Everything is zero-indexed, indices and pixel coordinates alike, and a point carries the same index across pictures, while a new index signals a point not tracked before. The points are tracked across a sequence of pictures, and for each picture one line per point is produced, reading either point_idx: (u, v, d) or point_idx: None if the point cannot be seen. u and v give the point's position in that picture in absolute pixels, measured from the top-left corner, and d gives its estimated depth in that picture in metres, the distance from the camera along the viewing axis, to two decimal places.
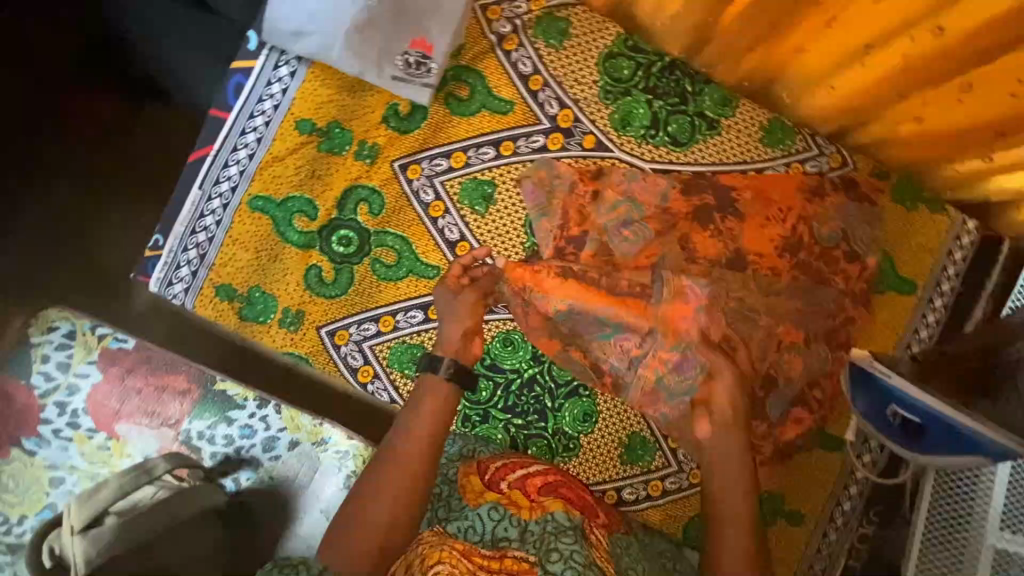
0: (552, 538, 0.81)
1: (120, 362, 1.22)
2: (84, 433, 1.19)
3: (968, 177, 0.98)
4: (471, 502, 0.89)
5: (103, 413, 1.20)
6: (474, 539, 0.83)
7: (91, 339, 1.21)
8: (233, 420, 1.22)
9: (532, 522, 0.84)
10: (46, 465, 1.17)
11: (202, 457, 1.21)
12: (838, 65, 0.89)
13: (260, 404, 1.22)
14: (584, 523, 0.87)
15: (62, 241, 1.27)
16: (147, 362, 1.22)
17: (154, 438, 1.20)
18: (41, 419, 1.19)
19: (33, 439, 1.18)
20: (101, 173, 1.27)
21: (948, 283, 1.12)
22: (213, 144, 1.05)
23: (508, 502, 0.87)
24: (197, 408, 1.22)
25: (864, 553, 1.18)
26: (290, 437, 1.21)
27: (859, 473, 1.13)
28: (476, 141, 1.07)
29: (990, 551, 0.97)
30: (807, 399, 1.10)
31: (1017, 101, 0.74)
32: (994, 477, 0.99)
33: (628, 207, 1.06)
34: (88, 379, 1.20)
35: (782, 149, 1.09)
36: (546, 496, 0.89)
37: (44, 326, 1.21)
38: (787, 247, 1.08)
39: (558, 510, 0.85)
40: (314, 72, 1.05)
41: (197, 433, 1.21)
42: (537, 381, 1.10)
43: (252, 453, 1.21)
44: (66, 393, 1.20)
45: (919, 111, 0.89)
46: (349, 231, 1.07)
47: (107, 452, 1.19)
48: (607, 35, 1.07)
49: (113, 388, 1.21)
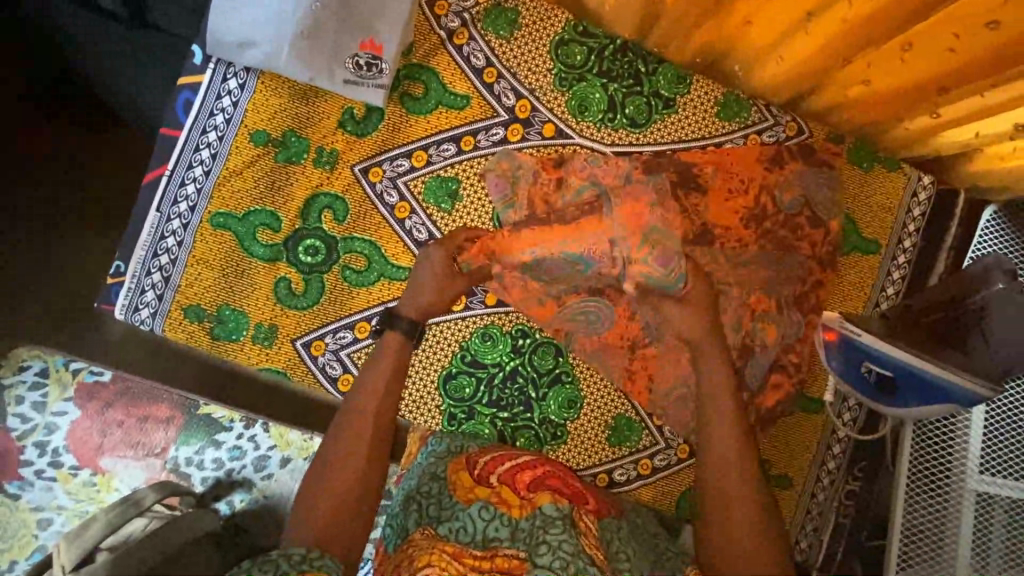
0: (540, 531, 0.81)
1: (98, 397, 1.19)
2: (67, 471, 1.17)
3: (919, 133, 1.02)
4: (462, 498, 0.89)
5: (85, 449, 1.18)
6: (465, 540, 0.83)
7: (65, 374, 1.18)
8: (220, 443, 1.20)
9: (522, 520, 0.84)
10: (32, 507, 1.15)
11: (192, 483, 1.20)
12: (783, 36, 0.92)
13: (246, 423, 1.21)
14: (573, 512, 0.87)
15: (61, 241, 1.23)
16: (126, 393, 1.19)
17: (140, 469, 1.19)
18: (21, 461, 1.16)
19: (15, 483, 1.16)
20: (99, 172, 1.25)
21: (909, 240, 1.15)
22: (168, 163, 1.03)
23: (498, 501, 0.87)
24: (181, 434, 1.20)
25: (851, 508, 1.17)
26: (280, 455, 1.21)
27: (841, 432, 1.16)
28: (436, 138, 1.07)
29: (973, 495, 1.02)
30: (785, 363, 1.12)
31: (953, 57, 0.78)
32: (970, 423, 1.04)
33: (593, 192, 1.06)
34: (65, 416, 1.17)
35: (739, 122, 1.11)
36: (535, 490, 0.89)
37: (15, 367, 1.17)
38: (752, 218, 1.09)
39: (546, 503, 0.85)
40: (263, 82, 1.03)
41: (185, 460, 1.20)
42: (519, 373, 1.10)
43: (243, 475, 1.20)
44: (45, 433, 1.17)
45: (865, 74, 0.92)
46: (315, 241, 1.05)
47: (94, 488, 1.18)
48: (557, 22, 1.07)
49: (93, 423, 1.18)
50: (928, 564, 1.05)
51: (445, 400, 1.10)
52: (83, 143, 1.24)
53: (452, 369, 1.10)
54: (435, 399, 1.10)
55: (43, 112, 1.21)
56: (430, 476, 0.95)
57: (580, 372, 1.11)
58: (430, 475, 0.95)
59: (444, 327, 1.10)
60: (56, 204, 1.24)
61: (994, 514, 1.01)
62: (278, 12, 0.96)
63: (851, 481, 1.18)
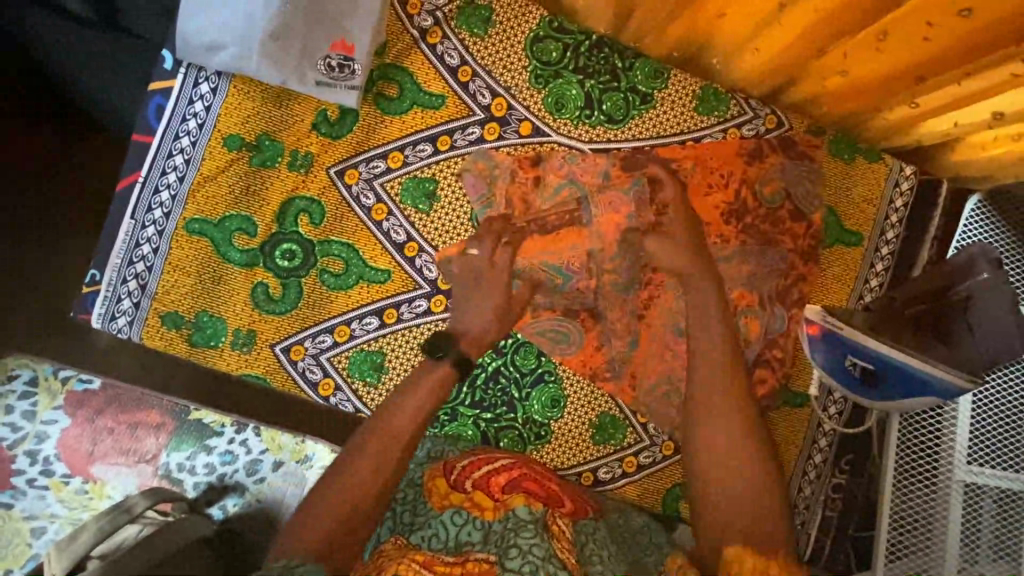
0: (511, 534, 0.80)
1: (88, 405, 1.18)
2: (60, 478, 1.17)
3: (899, 123, 1.01)
4: (436, 506, 0.89)
5: (77, 456, 1.18)
6: (437, 547, 0.83)
7: (54, 382, 1.17)
8: (212, 447, 1.20)
9: (495, 522, 0.84)
10: (25, 516, 1.15)
11: (185, 488, 1.20)
12: (758, 28, 0.91)
13: (238, 428, 1.20)
14: (546, 516, 0.85)
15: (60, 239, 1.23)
16: (115, 400, 1.19)
17: (132, 475, 1.19)
18: (13, 471, 1.16)
19: (7, 492, 1.15)
20: (94, 174, 1.25)
21: (891, 231, 1.14)
22: (141, 170, 1.02)
23: (471, 504, 0.87)
24: (172, 440, 1.20)
25: (839, 502, 1.17)
26: (272, 458, 1.20)
27: (826, 425, 1.15)
28: (412, 138, 1.06)
29: (961, 485, 1.02)
30: (769, 358, 1.11)
31: (930, 44, 0.77)
32: (958, 413, 1.03)
33: (570, 190, 1.06)
34: (56, 424, 1.17)
35: (717, 115, 1.10)
36: (510, 492, 0.88)
37: (3, 375, 1.16)
38: (732, 212, 1.09)
39: (520, 505, 0.85)
40: (235, 86, 1.02)
41: (177, 465, 1.19)
42: (502, 373, 1.09)
43: (235, 479, 1.20)
44: (36, 442, 1.17)
45: (842, 64, 0.91)
46: (292, 245, 1.05)
47: (86, 495, 1.18)
48: (532, 19, 1.06)
49: (83, 430, 1.18)
50: (919, 554, 1.05)
51: None
52: (83, 143, 1.24)
53: None
54: None
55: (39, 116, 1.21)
56: (407, 483, 0.95)
57: (563, 371, 1.10)
58: (409, 482, 0.95)
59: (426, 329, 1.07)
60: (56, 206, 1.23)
61: (982, 503, 1.01)
62: (245, 13, 0.94)
63: (838, 474, 1.17)
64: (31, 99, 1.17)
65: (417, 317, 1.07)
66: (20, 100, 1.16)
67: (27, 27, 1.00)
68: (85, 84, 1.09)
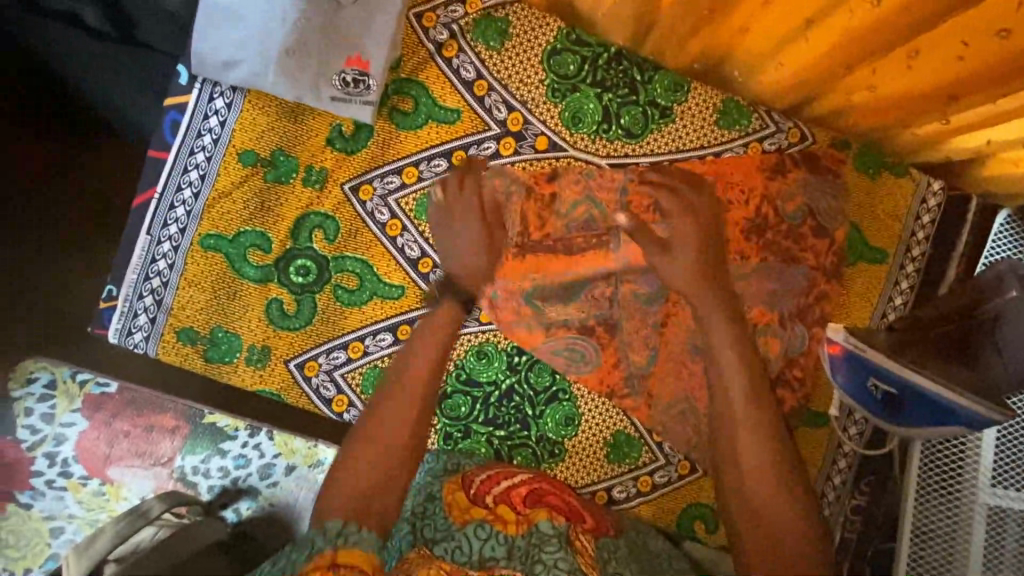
0: (536, 549, 0.80)
1: (105, 407, 1.19)
2: (77, 480, 1.18)
3: (929, 138, 0.98)
4: (458, 520, 0.87)
5: (94, 459, 1.18)
6: (461, 561, 0.81)
7: (73, 386, 1.19)
8: (226, 451, 1.20)
9: (519, 538, 0.83)
10: (44, 516, 1.17)
11: (200, 491, 1.20)
12: (784, 43, 0.88)
13: (250, 432, 1.20)
14: (569, 530, 0.85)
15: (79, 250, 1.27)
16: (132, 404, 1.20)
17: (148, 477, 1.19)
18: (33, 472, 1.18)
19: (28, 493, 1.18)
20: (96, 173, 1.27)
21: (918, 248, 1.11)
22: (156, 186, 1.02)
23: (494, 518, 0.86)
24: (187, 443, 1.20)
25: (858, 524, 1.15)
26: (285, 462, 1.21)
27: (846, 446, 1.12)
28: (427, 154, 1.04)
29: (985, 508, 1.01)
30: (789, 378, 1.09)
31: (964, 64, 0.74)
32: (982, 443, 1.02)
33: (586, 207, 1.05)
34: (74, 427, 1.18)
35: (739, 130, 1.07)
36: (532, 505, 0.89)
37: (23, 379, 1.19)
38: (753, 229, 1.07)
39: (543, 519, 0.85)
40: (250, 101, 1.02)
41: (191, 468, 1.20)
42: (516, 391, 1.08)
43: (249, 482, 1.20)
44: (54, 444, 1.18)
45: (870, 80, 0.88)
46: (306, 261, 1.04)
47: (104, 497, 1.18)
48: (549, 31, 1.04)
49: (100, 433, 1.19)
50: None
51: (440, 420, 1.09)
52: (83, 144, 1.26)
53: (447, 389, 1.09)
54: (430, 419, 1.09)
55: (39, 120, 1.21)
56: (426, 496, 0.93)
57: (578, 390, 1.08)
58: (427, 494, 0.93)
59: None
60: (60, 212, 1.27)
61: (1006, 526, 1.00)
62: (263, 31, 0.95)
63: (857, 496, 1.15)
64: (31, 98, 1.14)
65: None
66: (20, 100, 1.14)
67: (28, 27, 1.00)
68: (87, 84, 1.09)
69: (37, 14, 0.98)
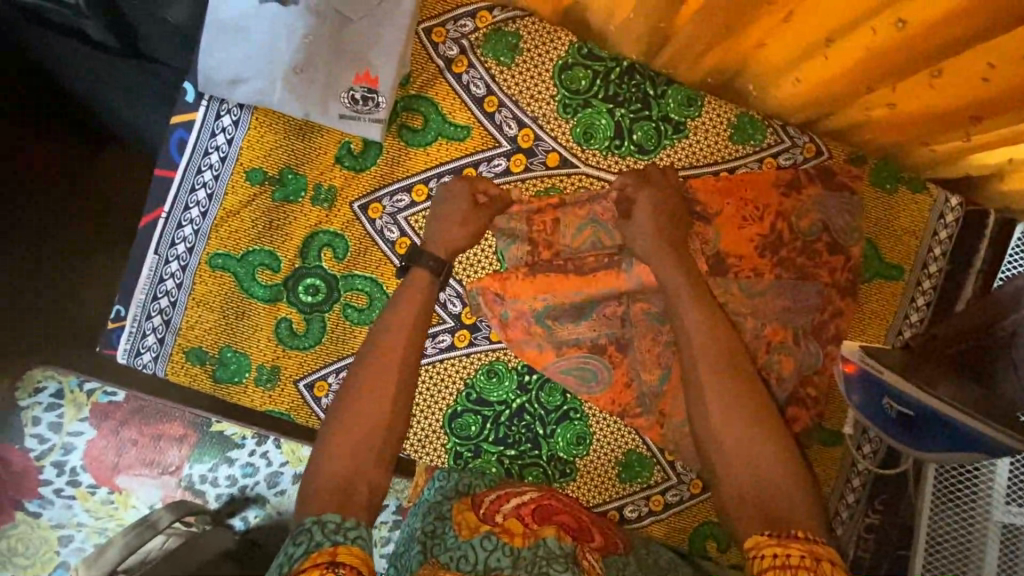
0: (543, 563, 0.79)
1: (113, 416, 1.19)
2: (86, 489, 1.18)
3: (947, 155, 0.96)
4: (466, 535, 0.86)
5: (101, 468, 1.18)
6: (467, 569, 0.80)
7: (80, 395, 1.18)
8: (233, 460, 1.20)
9: (524, 549, 0.82)
10: (53, 525, 1.17)
11: (207, 500, 1.20)
12: (802, 60, 0.87)
13: (258, 440, 1.20)
14: (576, 550, 0.84)
15: (86, 256, 1.26)
16: (140, 412, 1.19)
17: (156, 486, 1.19)
18: (41, 481, 1.17)
19: (36, 501, 1.17)
20: (97, 173, 1.27)
21: (934, 264, 1.09)
22: (163, 205, 1.01)
23: (501, 530, 0.85)
24: (195, 452, 1.19)
25: (872, 543, 1.14)
26: (292, 471, 1.20)
27: (860, 465, 1.11)
28: (436, 171, 1.03)
29: (998, 527, 0.99)
30: (803, 396, 1.08)
31: (989, 86, 0.72)
32: (995, 472, 1.00)
33: (594, 228, 1.03)
34: (81, 436, 1.18)
35: (753, 145, 1.05)
36: (541, 522, 0.87)
37: (31, 388, 1.19)
38: (767, 245, 1.05)
39: (550, 535, 0.84)
40: (257, 119, 1.01)
41: (199, 477, 1.19)
42: (526, 410, 1.07)
43: (256, 491, 1.20)
44: (62, 453, 1.18)
45: (890, 97, 0.86)
46: (315, 280, 1.03)
47: (112, 505, 1.18)
48: (560, 45, 1.02)
49: (108, 442, 1.18)
50: None
51: (451, 439, 1.08)
52: (84, 145, 1.25)
53: (457, 408, 1.08)
54: (440, 438, 1.08)
55: (40, 118, 1.21)
56: (436, 515, 0.91)
57: (589, 409, 1.08)
58: (437, 514, 0.91)
59: (448, 365, 1.07)
60: (58, 214, 1.25)
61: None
62: (271, 48, 0.94)
63: (871, 514, 1.14)
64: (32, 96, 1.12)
65: (441, 352, 1.07)
66: (20, 100, 1.15)
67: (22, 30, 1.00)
68: (86, 85, 1.09)
69: (40, 26, 0.98)
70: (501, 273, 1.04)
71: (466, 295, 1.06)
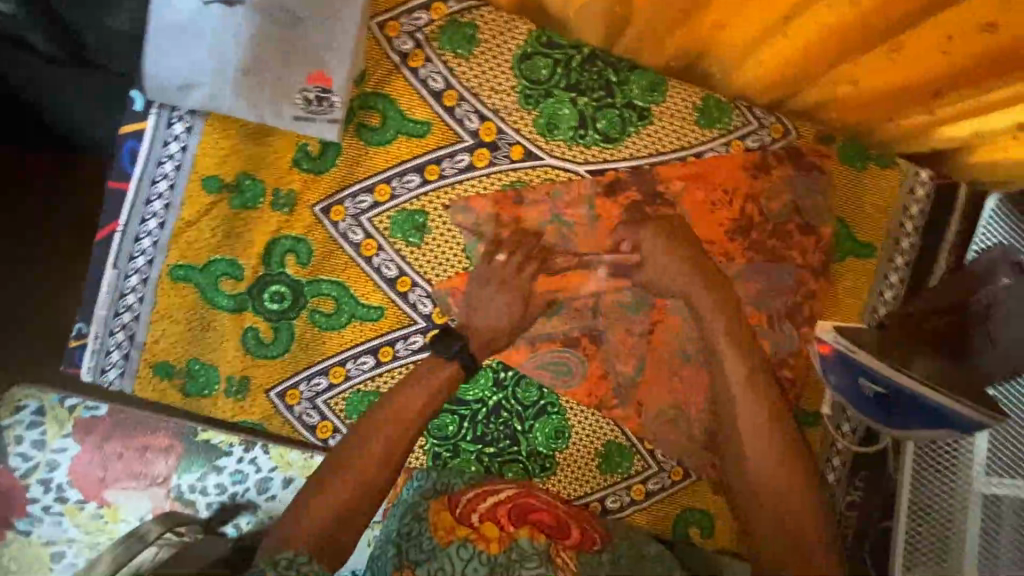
0: (517, 566, 0.81)
1: (95, 431, 1.14)
2: (74, 505, 1.15)
3: (915, 129, 0.95)
4: (443, 540, 0.85)
5: (88, 482, 1.14)
6: None
7: (61, 412, 1.14)
8: (222, 467, 1.16)
9: (499, 555, 0.82)
10: (44, 542, 1.15)
11: (198, 509, 1.17)
12: (762, 41, 0.85)
13: (246, 446, 1.16)
14: (551, 548, 0.84)
15: (61, 268, 1.24)
16: (123, 425, 1.15)
17: (145, 498, 1.15)
18: (28, 499, 1.14)
19: (25, 520, 1.14)
20: (73, 182, 1.24)
21: (907, 241, 1.08)
22: (119, 218, 0.99)
23: (477, 537, 0.84)
24: (182, 462, 1.15)
25: (853, 520, 1.14)
26: (283, 475, 1.16)
27: (840, 445, 1.11)
28: (398, 169, 1.01)
29: (980, 498, 1.00)
30: (779, 380, 1.07)
31: (948, 58, 0.71)
32: (975, 445, 1.01)
33: (557, 224, 1.02)
34: (65, 453, 1.14)
35: (720, 128, 1.04)
36: (517, 523, 0.87)
37: (11, 407, 1.13)
38: (737, 230, 1.04)
39: (524, 537, 0.84)
40: (210, 124, 0.98)
41: (189, 487, 1.16)
42: (503, 407, 1.07)
43: (247, 497, 1.16)
44: (48, 470, 1.14)
45: (854, 74, 0.84)
46: (279, 286, 1.01)
47: (102, 520, 1.15)
48: (519, 34, 1.00)
49: (93, 457, 1.14)
50: None
51: (428, 440, 1.07)
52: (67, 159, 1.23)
53: None
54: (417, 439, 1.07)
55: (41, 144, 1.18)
56: (413, 516, 0.90)
57: (566, 403, 1.07)
58: (414, 514, 0.90)
59: None
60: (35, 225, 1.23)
61: (1004, 514, 0.97)
62: (218, 51, 0.91)
63: (852, 492, 1.14)
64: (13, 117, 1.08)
65: (412, 354, 1.04)
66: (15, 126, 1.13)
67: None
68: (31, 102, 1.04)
69: None
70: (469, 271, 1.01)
71: (436, 295, 1.03)
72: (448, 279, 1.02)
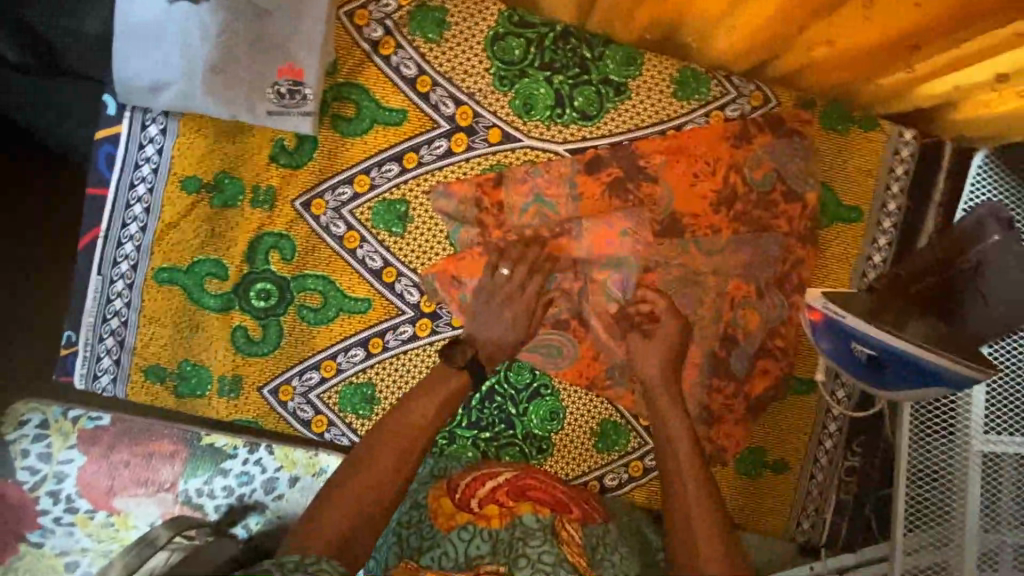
0: (519, 544, 0.82)
1: (100, 441, 1.15)
2: (84, 514, 1.14)
3: (896, 88, 0.93)
4: (444, 527, 0.86)
5: (96, 492, 1.14)
6: (449, 566, 0.82)
7: (65, 423, 1.14)
8: (228, 470, 1.16)
9: (502, 530, 0.84)
10: (56, 552, 1.14)
11: (207, 512, 1.16)
12: (732, 7, 0.83)
13: (250, 448, 1.16)
14: (553, 522, 0.86)
15: (53, 278, 1.24)
16: (128, 432, 1.16)
17: (154, 504, 1.15)
18: (38, 512, 1.14)
19: (38, 532, 1.14)
20: (58, 191, 1.24)
21: (893, 202, 1.08)
22: (101, 224, 0.99)
23: (478, 517, 0.85)
24: (188, 466, 1.15)
25: (853, 485, 1.14)
26: (288, 474, 1.16)
27: (835, 410, 1.12)
28: (376, 158, 1.00)
29: (979, 457, 0.99)
30: (771, 349, 1.07)
31: (922, 11, 0.69)
32: (972, 403, 0.99)
33: (539, 205, 1.01)
34: (72, 463, 1.14)
35: (699, 99, 1.03)
36: (516, 498, 0.87)
37: (14, 422, 1.14)
38: (721, 201, 1.03)
39: (526, 512, 0.85)
40: (185, 125, 0.98)
41: (196, 491, 1.15)
42: (497, 391, 1.07)
43: (254, 497, 1.16)
44: (55, 482, 1.14)
45: (828, 35, 0.82)
46: (265, 283, 1.01)
47: (112, 528, 1.15)
48: (489, 15, 0.99)
49: (100, 467, 1.14)
50: (936, 528, 1.02)
51: None
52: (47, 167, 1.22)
53: None
54: None
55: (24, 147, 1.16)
56: (412, 503, 0.91)
57: (559, 384, 1.07)
58: (413, 502, 0.92)
59: (411, 355, 1.04)
60: (22, 236, 1.23)
61: (1003, 471, 0.98)
62: (184, 49, 0.90)
63: (851, 457, 1.14)
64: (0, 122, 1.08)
65: (403, 344, 1.04)
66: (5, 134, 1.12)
67: None
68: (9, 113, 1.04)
69: None
70: (455, 257, 1.01)
71: (422, 283, 1.03)
72: (433, 266, 1.02)
